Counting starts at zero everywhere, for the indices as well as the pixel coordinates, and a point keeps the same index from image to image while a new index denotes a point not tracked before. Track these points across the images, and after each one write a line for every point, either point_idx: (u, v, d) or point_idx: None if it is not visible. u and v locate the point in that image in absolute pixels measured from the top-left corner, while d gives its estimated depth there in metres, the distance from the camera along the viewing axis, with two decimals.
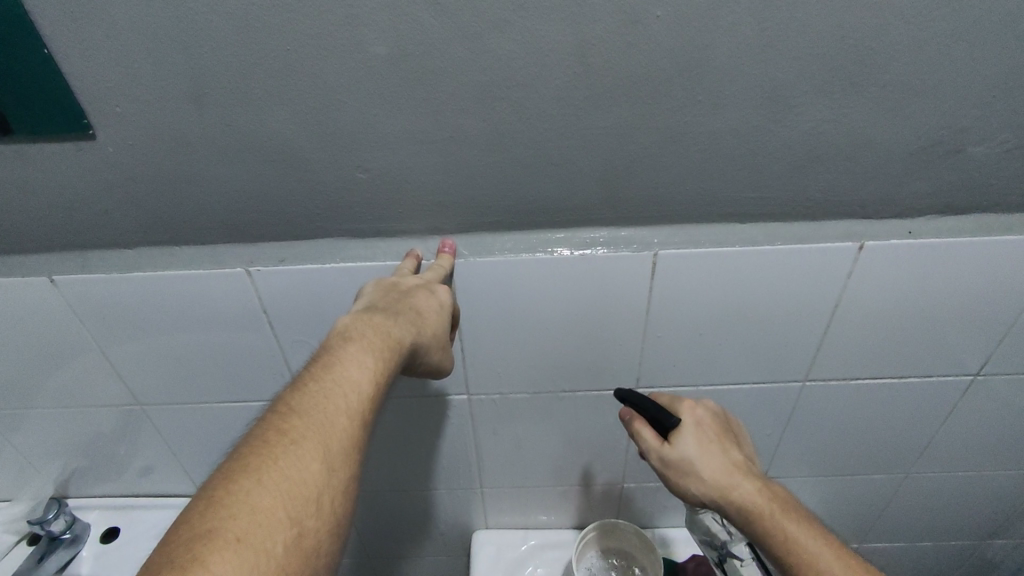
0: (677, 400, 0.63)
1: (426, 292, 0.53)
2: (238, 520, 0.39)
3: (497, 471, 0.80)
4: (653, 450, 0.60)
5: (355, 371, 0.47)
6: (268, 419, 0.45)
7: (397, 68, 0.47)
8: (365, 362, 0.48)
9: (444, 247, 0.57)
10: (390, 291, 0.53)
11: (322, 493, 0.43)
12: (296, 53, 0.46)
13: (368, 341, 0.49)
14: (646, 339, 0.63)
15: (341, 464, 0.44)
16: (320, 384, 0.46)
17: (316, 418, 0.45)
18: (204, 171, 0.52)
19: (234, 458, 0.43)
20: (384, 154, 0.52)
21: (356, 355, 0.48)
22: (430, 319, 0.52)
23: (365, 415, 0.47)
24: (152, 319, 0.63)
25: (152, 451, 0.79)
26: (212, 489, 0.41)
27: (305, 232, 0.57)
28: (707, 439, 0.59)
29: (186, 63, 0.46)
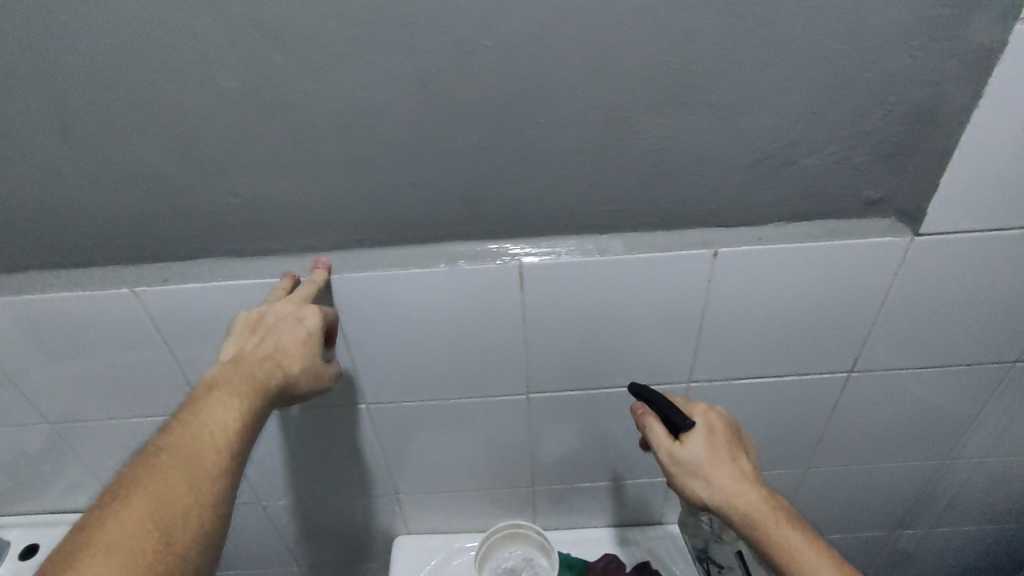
0: (690, 403, 0.67)
1: (290, 324, 0.54)
2: (101, 543, 0.43)
3: (409, 476, 0.83)
4: (664, 448, 0.64)
5: (221, 418, 0.50)
6: (143, 453, 0.48)
7: (251, 98, 0.50)
8: (230, 410, 0.50)
9: (317, 264, 0.59)
10: (256, 332, 0.55)
11: (189, 513, 0.46)
12: (154, 87, 0.49)
13: (231, 392, 0.51)
14: (528, 344, 0.67)
15: (207, 492, 0.47)
16: (191, 418, 0.49)
17: (182, 454, 0.48)
18: (81, 198, 0.55)
19: (111, 489, 0.46)
20: (251, 178, 0.54)
21: (220, 404, 0.50)
22: (296, 352, 0.54)
23: (237, 443, 0.50)
24: (50, 340, 0.65)
25: (70, 468, 0.81)
26: (86, 518, 0.45)
27: (189, 252, 0.60)
28: (718, 445, 0.63)
29: (48, 98, 0.49)
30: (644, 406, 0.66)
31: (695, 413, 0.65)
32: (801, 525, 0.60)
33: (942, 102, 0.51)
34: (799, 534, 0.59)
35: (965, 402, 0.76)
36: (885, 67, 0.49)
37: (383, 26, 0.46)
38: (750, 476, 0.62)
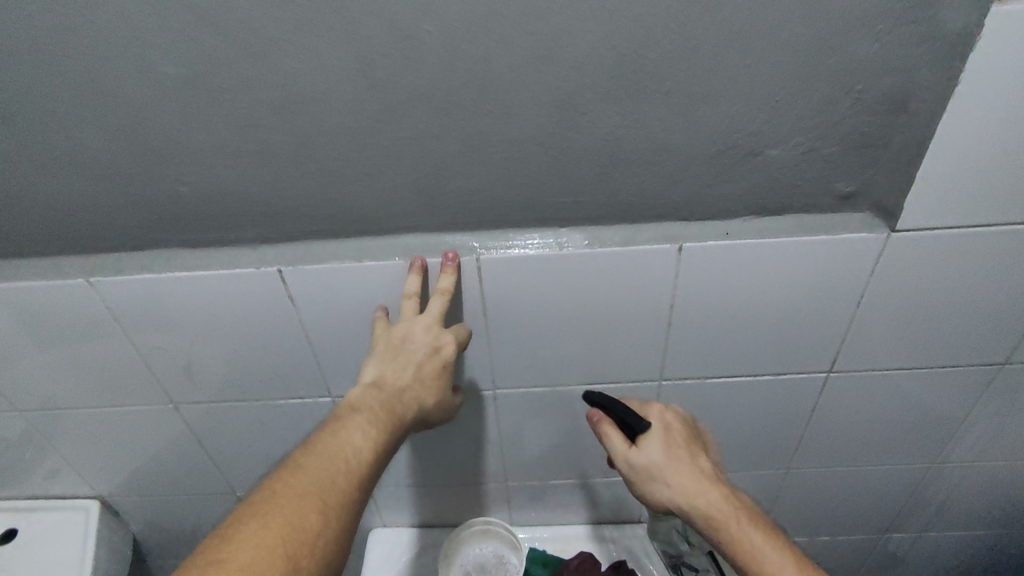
0: (644, 405, 0.66)
1: (423, 355, 0.56)
2: (242, 560, 0.44)
3: (380, 469, 0.82)
4: (620, 454, 0.62)
5: (357, 441, 0.52)
6: (278, 471, 0.49)
7: (190, 86, 0.48)
8: (367, 436, 0.52)
9: (414, 264, 0.57)
10: (403, 362, 0.56)
11: (320, 540, 0.47)
12: (91, 75, 0.48)
13: (365, 420, 0.53)
14: (491, 340, 0.65)
15: (340, 516, 0.48)
16: (326, 444, 0.51)
17: (319, 474, 0.49)
18: (30, 187, 0.54)
19: (245, 504, 0.47)
20: (198, 167, 0.53)
21: (357, 430, 0.52)
22: (433, 382, 0.57)
23: (366, 475, 0.51)
24: (12, 328, 0.65)
25: (44, 456, 0.81)
26: (224, 531, 0.46)
27: (142, 243, 0.59)
28: (674, 445, 0.62)
29: None
30: (599, 413, 0.64)
31: (650, 414, 0.64)
32: (761, 521, 0.59)
33: (915, 90, 0.48)
34: (759, 530, 0.58)
35: (954, 405, 0.73)
36: (852, 52, 0.46)
37: (318, 10, 0.45)
38: (708, 475, 0.61)
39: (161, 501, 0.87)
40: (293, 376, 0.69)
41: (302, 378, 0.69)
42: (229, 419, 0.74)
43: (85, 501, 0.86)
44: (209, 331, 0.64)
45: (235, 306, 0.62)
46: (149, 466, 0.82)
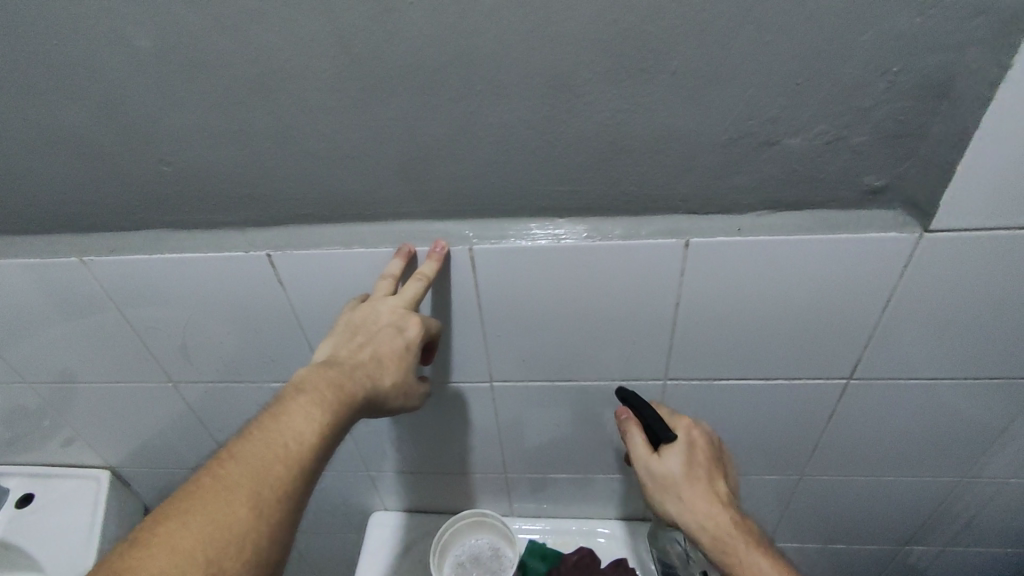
0: (673, 416, 0.63)
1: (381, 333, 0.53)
2: (156, 560, 0.40)
3: (380, 454, 0.82)
4: (641, 460, 0.60)
5: (300, 420, 0.48)
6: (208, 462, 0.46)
7: (165, 62, 0.46)
8: (312, 412, 0.48)
9: (401, 250, 0.55)
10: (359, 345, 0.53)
11: (247, 538, 0.43)
12: (64, 49, 0.46)
13: (312, 396, 0.49)
14: (486, 332, 0.62)
15: (271, 510, 0.45)
16: (264, 431, 0.47)
17: (252, 465, 0.45)
18: (19, 164, 0.54)
19: (169, 499, 0.44)
20: (180, 147, 0.51)
21: (301, 407, 0.48)
22: (394, 361, 0.53)
23: (305, 464, 0.47)
24: (14, 302, 0.66)
25: (55, 425, 0.83)
26: (140, 528, 0.43)
27: (132, 222, 0.58)
28: (697, 462, 0.59)
29: None
30: (628, 412, 0.62)
31: (677, 426, 0.60)
32: (769, 551, 0.56)
33: (962, 73, 0.42)
34: (767, 561, 0.55)
35: (988, 418, 0.67)
36: (886, 28, 0.41)
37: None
38: (724, 498, 0.58)
39: (169, 474, 0.89)
40: (287, 360, 0.68)
41: (296, 363, 0.68)
42: (229, 399, 0.74)
43: (96, 470, 0.88)
44: (200, 313, 0.63)
45: (224, 289, 0.60)
46: (154, 440, 0.83)
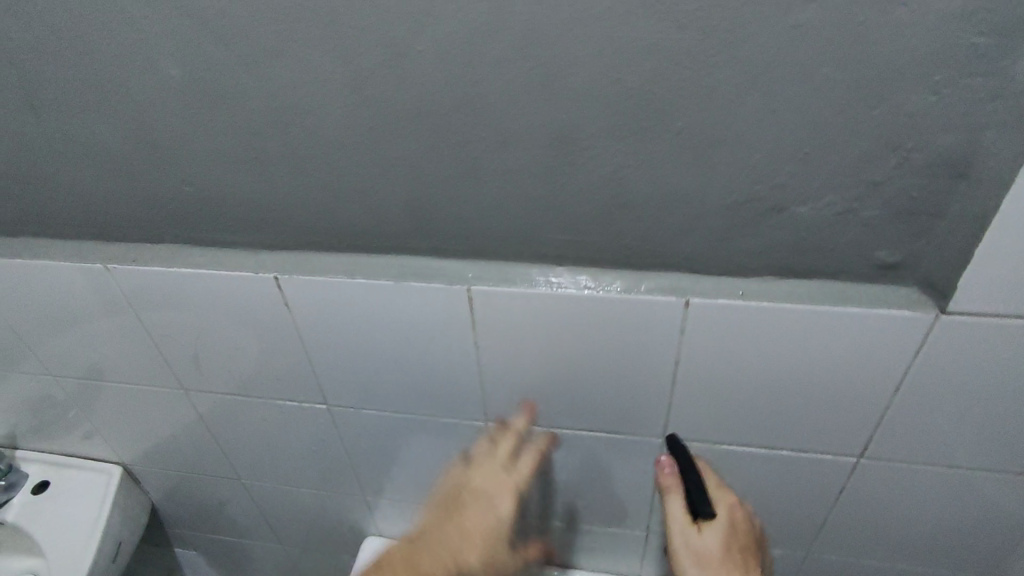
0: (719, 487, 0.61)
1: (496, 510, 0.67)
2: None
3: (376, 481, 0.82)
4: (677, 531, 0.59)
5: (490, 509, 0.66)
6: None
7: (192, 90, 0.49)
8: (498, 508, 0.67)
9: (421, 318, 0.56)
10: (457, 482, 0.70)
11: None
12: (106, 73, 0.49)
13: (483, 516, 0.66)
14: (483, 372, 0.62)
15: None
16: None
17: None
18: (60, 173, 0.57)
19: None
20: (202, 170, 0.54)
21: (479, 511, 0.66)
22: (517, 491, 0.67)
23: None
24: (44, 300, 0.69)
25: (76, 418, 0.87)
26: None
27: (157, 235, 0.61)
28: (733, 546, 0.58)
29: (20, 77, 0.51)
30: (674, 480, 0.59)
31: (718, 503, 0.59)
32: None
33: (980, 152, 0.41)
34: None
35: (1014, 514, 0.62)
36: (898, 103, 0.40)
37: (308, 21, 0.43)
38: None
39: (177, 477, 0.91)
40: (290, 380, 0.69)
41: (299, 384, 0.69)
42: (235, 411, 0.76)
43: (109, 466, 0.91)
44: (212, 328, 0.66)
45: (233, 306, 0.62)
46: (165, 443, 0.86)
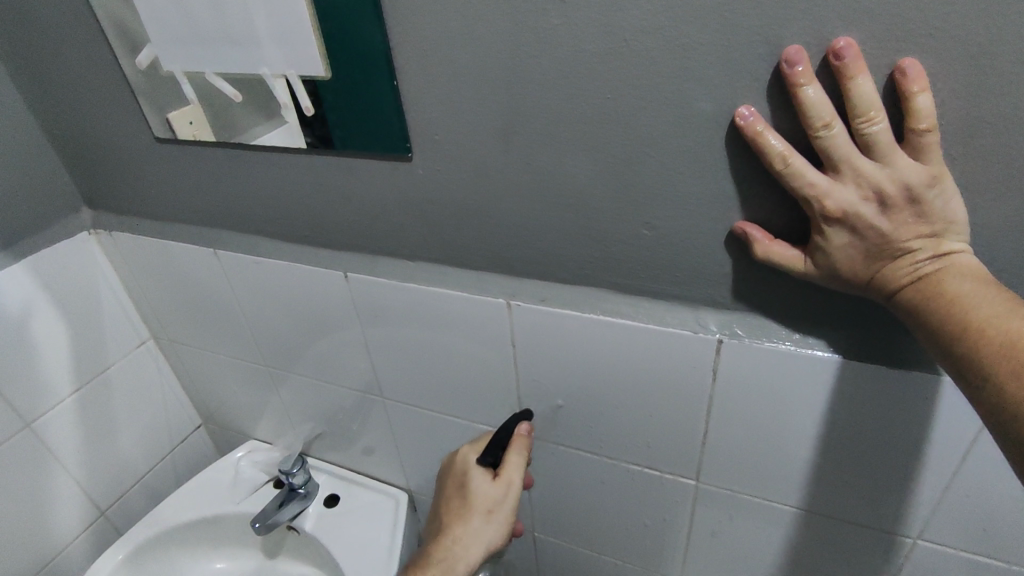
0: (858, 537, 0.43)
1: (947, 220, 0.38)
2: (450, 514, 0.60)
3: (703, 565, 0.73)
4: (848, 236, 0.40)
5: (470, 540, 0.57)
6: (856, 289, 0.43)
7: (720, 128, 0.42)
8: (480, 535, 0.57)
9: (758, 144, 0.40)
10: (858, 267, 0.41)
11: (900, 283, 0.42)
12: (615, 102, 0.44)
13: (459, 511, 0.58)
14: (943, 479, 0.52)
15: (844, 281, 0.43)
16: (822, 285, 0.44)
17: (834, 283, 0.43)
18: (496, 205, 0.54)
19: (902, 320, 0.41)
20: (678, 214, 0.47)
21: (464, 525, 0.57)
22: (509, 508, 0.58)
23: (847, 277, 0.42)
24: (411, 324, 0.67)
25: (377, 435, 0.85)
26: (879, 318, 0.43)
27: (572, 277, 0.56)
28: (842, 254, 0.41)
29: (506, 102, 0.47)
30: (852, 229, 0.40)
31: (830, 231, 0.40)
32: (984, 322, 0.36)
33: None
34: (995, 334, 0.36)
35: None
36: None
37: (952, 61, 0.35)
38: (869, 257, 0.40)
39: None
40: (663, 444, 0.62)
41: (672, 449, 0.62)
42: (572, 462, 0.71)
43: (396, 490, 0.90)
44: (597, 378, 0.60)
45: (643, 361, 0.56)
46: None
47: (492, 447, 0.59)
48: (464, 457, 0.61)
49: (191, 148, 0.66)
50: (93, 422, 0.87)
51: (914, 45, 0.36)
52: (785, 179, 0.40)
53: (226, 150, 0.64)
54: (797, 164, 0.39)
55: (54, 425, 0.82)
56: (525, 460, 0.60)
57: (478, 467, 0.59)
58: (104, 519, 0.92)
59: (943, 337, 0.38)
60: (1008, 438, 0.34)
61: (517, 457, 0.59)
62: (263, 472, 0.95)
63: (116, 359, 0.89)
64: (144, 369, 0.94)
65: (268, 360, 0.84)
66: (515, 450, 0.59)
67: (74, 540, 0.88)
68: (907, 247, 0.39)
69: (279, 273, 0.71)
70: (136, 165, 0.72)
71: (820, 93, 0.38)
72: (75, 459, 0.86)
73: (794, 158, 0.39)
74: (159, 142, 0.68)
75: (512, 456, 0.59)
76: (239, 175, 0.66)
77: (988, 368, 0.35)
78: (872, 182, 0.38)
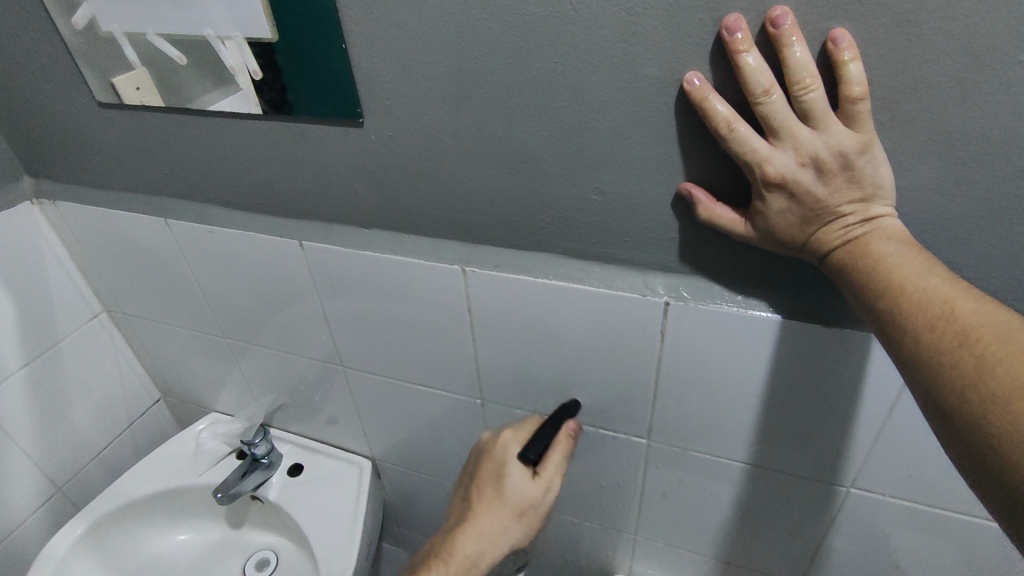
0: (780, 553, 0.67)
1: (876, 186, 0.40)
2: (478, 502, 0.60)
3: (655, 522, 0.76)
4: (788, 200, 0.42)
5: (498, 536, 0.57)
6: (795, 250, 0.45)
7: (664, 93, 0.43)
8: (508, 531, 0.58)
9: (702, 107, 0.41)
10: (797, 229, 0.43)
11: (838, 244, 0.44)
12: (563, 66, 0.44)
13: (492, 502, 0.58)
14: (871, 432, 0.56)
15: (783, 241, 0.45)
16: (762, 244, 0.46)
17: (773, 244, 0.45)
18: (449, 171, 0.54)
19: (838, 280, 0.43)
20: (626, 179, 0.49)
21: (494, 518, 0.57)
22: (542, 509, 0.58)
23: (788, 237, 0.44)
24: (368, 292, 0.67)
25: (340, 405, 0.86)
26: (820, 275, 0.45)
27: (526, 243, 0.57)
28: (780, 218, 0.43)
29: (456, 66, 0.47)
30: (792, 193, 0.41)
31: (772, 196, 0.42)
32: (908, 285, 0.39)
33: None
34: (917, 295, 0.38)
35: None
36: None
37: (879, 29, 0.37)
38: (809, 221, 0.42)
39: (425, 477, 0.90)
40: (616, 405, 0.65)
41: (625, 409, 0.65)
42: None
43: (360, 459, 0.91)
44: (552, 343, 0.62)
45: (594, 325, 0.58)
46: (428, 445, 0.84)
47: (538, 445, 0.59)
48: (506, 447, 0.61)
49: (135, 113, 0.64)
50: (45, 398, 0.85)
51: (844, 13, 0.37)
52: (728, 144, 0.41)
53: (171, 115, 0.62)
54: (739, 130, 0.41)
55: (2, 401, 0.80)
56: (563, 463, 0.60)
57: (519, 460, 0.59)
58: (61, 494, 0.91)
59: (868, 298, 0.41)
60: (922, 387, 0.38)
61: (559, 457, 0.60)
62: (224, 444, 0.94)
63: (67, 332, 0.87)
64: (98, 344, 0.92)
65: (227, 331, 0.84)
66: (557, 451, 0.60)
67: (31, 514, 0.87)
68: (838, 211, 0.41)
69: (234, 243, 0.70)
70: (78, 130, 0.69)
71: (758, 61, 0.39)
72: (27, 434, 0.84)
73: (737, 125, 0.41)
74: (101, 106, 0.65)
75: (555, 458, 0.59)
76: (188, 141, 0.64)
77: (906, 322, 0.38)
78: (809, 149, 0.39)
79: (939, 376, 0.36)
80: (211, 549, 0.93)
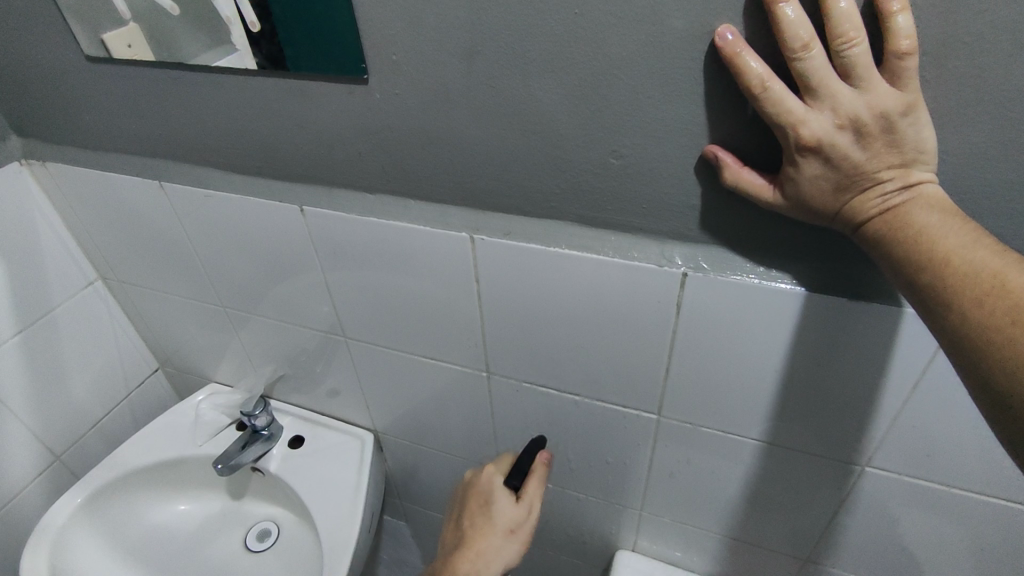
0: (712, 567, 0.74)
1: (918, 150, 0.38)
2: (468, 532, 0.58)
3: (663, 497, 0.75)
4: (823, 165, 0.39)
5: (492, 558, 0.56)
6: (827, 219, 0.42)
7: (692, 48, 0.40)
8: (502, 555, 0.56)
9: (734, 63, 0.38)
10: (831, 196, 0.40)
11: None
12: (583, 18, 0.41)
13: (481, 528, 0.57)
14: (892, 410, 0.54)
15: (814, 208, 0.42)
16: (790, 212, 0.43)
17: (803, 212, 0.43)
18: (459, 133, 0.52)
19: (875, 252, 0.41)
20: (647, 142, 0.46)
21: (484, 541, 0.56)
22: (529, 531, 0.58)
23: (820, 204, 0.41)
24: (372, 261, 0.65)
25: (342, 376, 0.84)
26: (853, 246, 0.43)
27: (539, 210, 0.54)
28: (814, 184, 0.40)
29: (468, 18, 0.44)
30: (829, 157, 0.38)
31: (806, 161, 0.39)
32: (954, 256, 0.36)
33: None
34: (964, 267, 0.36)
35: None
36: None
37: None
38: (845, 187, 0.39)
39: (428, 451, 0.89)
40: (627, 380, 0.63)
41: (636, 384, 0.63)
42: (538, 399, 0.71)
43: (362, 432, 0.90)
44: (563, 315, 0.60)
45: (608, 296, 0.56)
46: (432, 418, 0.82)
47: (518, 471, 0.61)
48: (489, 476, 0.62)
49: (126, 68, 0.61)
50: (40, 367, 0.84)
51: None
52: (762, 104, 0.39)
53: (164, 71, 0.59)
54: (774, 89, 0.38)
55: None
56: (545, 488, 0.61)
57: (504, 488, 0.60)
58: (59, 463, 0.90)
59: (908, 271, 0.38)
60: (971, 371, 0.35)
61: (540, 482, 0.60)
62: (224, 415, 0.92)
63: (62, 300, 0.85)
64: (94, 312, 0.90)
65: (226, 301, 0.82)
66: (538, 475, 0.61)
67: (29, 484, 0.86)
68: (876, 176, 0.38)
69: (232, 208, 0.68)
70: (67, 86, 0.66)
71: (798, 13, 0.36)
72: (23, 403, 0.82)
73: (773, 83, 0.38)
74: (90, 61, 0.62)
75: (534, 482, 0.60)
76: (182, 99, 0.61)
77: (952, 299, 0.36)
78: (849, 110, 0.36)
79: (992, 358, 0.34)
80: (212, 519, 0.92)
